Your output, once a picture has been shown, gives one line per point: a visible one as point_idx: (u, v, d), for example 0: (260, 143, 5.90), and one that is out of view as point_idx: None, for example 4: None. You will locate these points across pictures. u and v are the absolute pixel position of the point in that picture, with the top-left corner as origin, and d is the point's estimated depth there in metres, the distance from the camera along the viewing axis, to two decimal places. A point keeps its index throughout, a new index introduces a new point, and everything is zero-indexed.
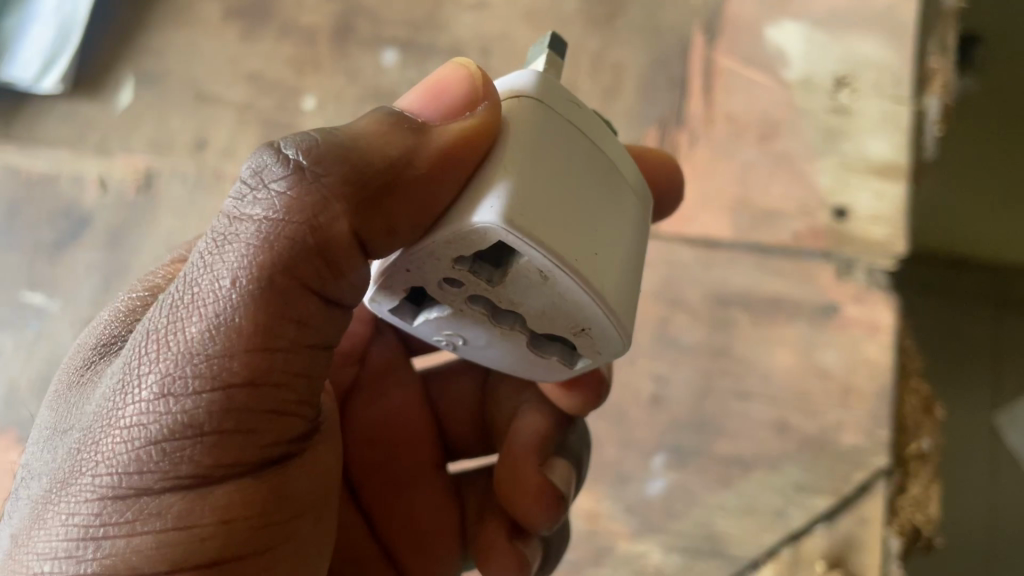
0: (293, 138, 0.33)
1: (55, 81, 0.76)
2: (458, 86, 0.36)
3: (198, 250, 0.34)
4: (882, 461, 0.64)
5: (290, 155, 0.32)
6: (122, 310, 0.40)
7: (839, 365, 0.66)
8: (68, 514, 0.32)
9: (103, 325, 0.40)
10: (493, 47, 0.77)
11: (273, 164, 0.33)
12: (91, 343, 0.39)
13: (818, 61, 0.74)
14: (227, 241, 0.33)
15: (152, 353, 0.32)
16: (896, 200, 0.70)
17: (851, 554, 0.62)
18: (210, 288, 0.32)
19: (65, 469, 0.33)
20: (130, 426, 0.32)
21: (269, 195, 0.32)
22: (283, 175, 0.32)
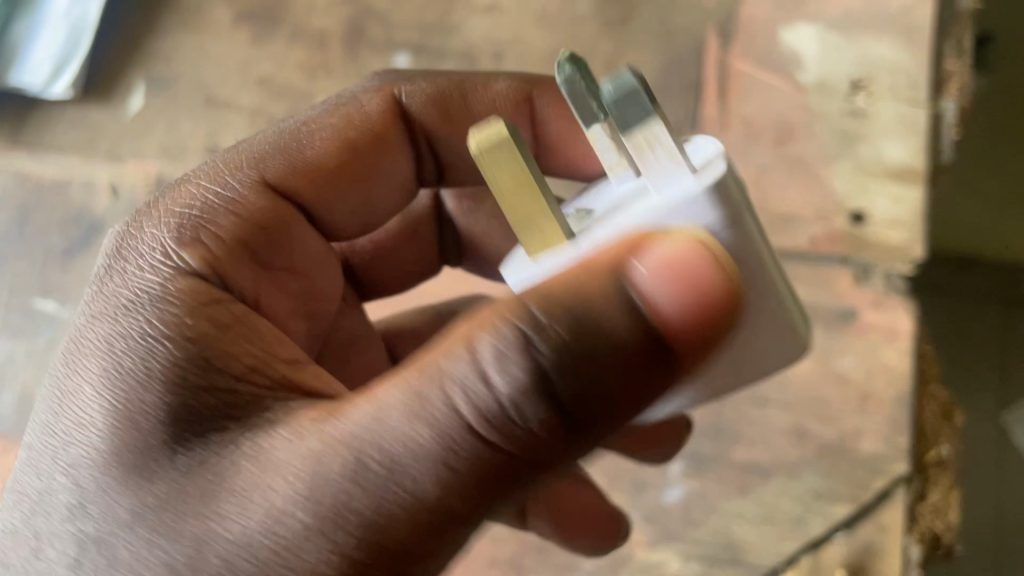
0: (541, 335, 0.34)
1: (66, 86, 0.76)
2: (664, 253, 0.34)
3: (405, 439, 0.35)
4: (903, 468, 0.63)
5: (538, 356, 0.34)
6: (149, 364, 0.41)
7: (856, 371, 0.66)
8: None
9: (126, 374, 0.41)
10: (507, 51, 0.77)
11: (514, 370, 0.34)
12: (162, 388, 0.41)
13: (834, 63, 0.73)
14: (444, 426, 0.35)
15: (342, 526, 0.36)
16: (915, 204, 0.68)
17: (871, 562, 0.62)
18: (428, 490, 0.35)
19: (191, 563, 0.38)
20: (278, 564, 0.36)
21: (506, 394, 0.35)
22: (526, 377, 0.34)
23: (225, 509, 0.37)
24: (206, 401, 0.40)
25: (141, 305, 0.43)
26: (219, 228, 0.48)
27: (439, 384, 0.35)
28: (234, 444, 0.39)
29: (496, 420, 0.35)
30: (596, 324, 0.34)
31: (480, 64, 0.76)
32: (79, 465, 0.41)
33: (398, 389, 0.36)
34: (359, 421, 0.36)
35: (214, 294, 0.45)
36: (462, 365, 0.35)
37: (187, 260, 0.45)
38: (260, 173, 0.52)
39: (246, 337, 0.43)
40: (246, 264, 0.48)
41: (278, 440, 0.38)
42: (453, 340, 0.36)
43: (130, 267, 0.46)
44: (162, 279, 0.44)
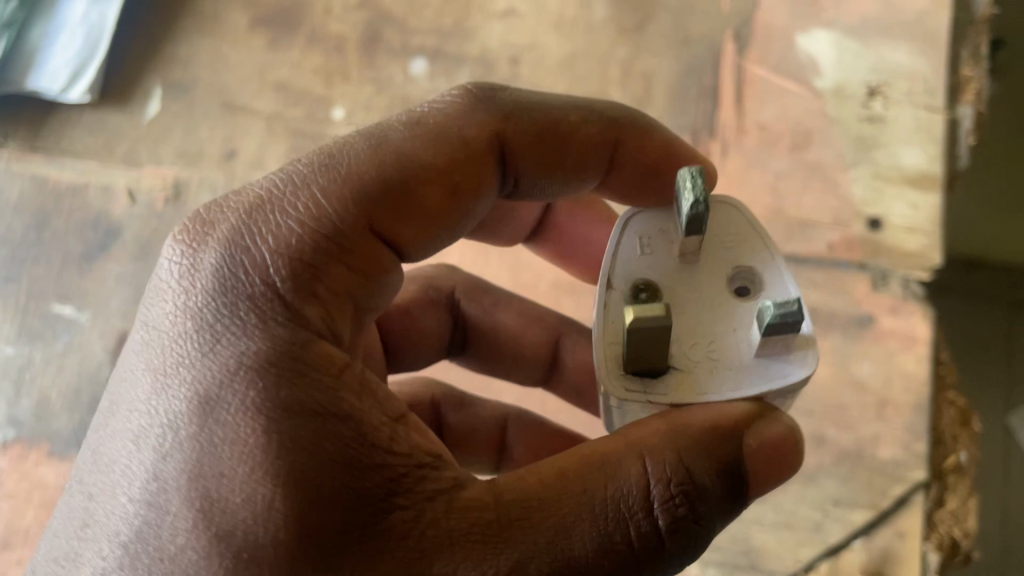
0: (672, 465, 0.39)
1: (82, 91, 0.76)
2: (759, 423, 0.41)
3: (592, 560, 0.37)
4: (920, 474, 0.63)
5: (671, 474, 0.39)
6: (312, 446, 0.37)
7: (874, 378, 0.66)
8: None
9: (292, 463, 0.36)
10: (523, 57, 0.77)
11: (671, 508, 0.39)
12: (311, 466, 0.37)
13: (851, 69, 0.74)
14: (597, 528, 0.38)
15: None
16: (930, 211, 0.69)
17: (891, 568, 0.61)
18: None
19: None
20: None
21: (655, 505, 0.39)
22: (670, 492, 0.39)
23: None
24: (375, 489, 0.37)
25: (280, 370, 0.38)
26: (332, 277, 0.41)
27: (613, 511, 0.38)
28: (418, 542, 0.37)
29: (653, 545, 0.38)
30: (725, 474, 0.40)
31: (497, 70, 0.76)
32: (242, 559, 0.36)
33: (575, 508, 0.38)
34: (543, 536, 0.37)
35: (341, 355, 0.40)
36: (632, 495, 0.39)
37: (306, 310, 0.39)
38: (355, 202, 0.42)
39: (375, 403, 0.40)
40: (349, 311, 0.42)
41: (464, 546, 0.37)
42: (617, 469, 0.39)
43: (250, 320, 0.39)
44: (295, 338, 0.39)
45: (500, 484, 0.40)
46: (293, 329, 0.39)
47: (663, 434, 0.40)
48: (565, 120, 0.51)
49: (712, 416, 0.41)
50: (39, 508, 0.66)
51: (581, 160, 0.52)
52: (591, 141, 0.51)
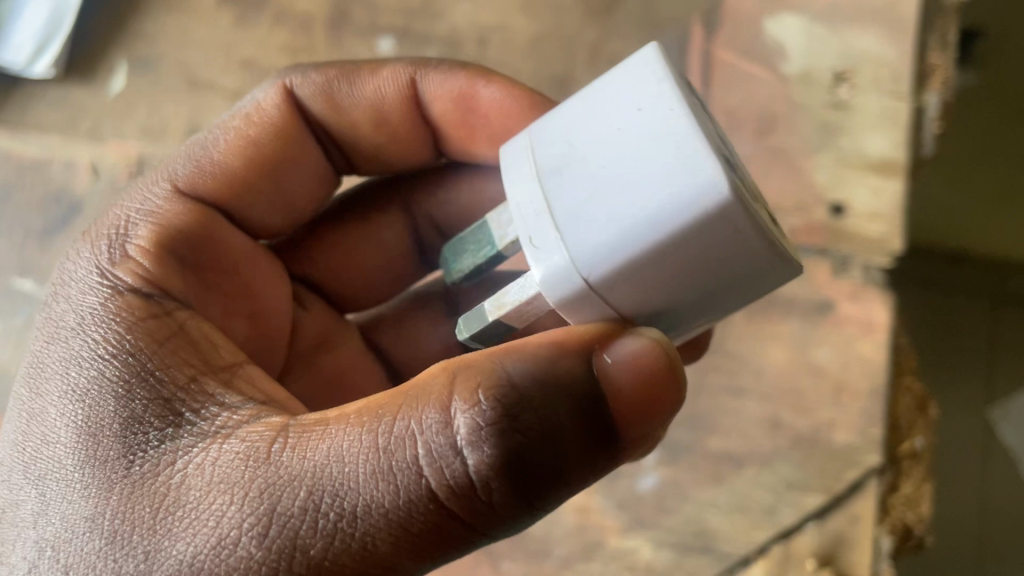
0: (487, 398, 0.35)
1: (47, 66, 0.75)
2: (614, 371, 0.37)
3: (362, 484, 0.36)
4: (874, 459, 0.64)
5: (484, 405, 0.35)
6: (100, 380, 0.42)
7: (833, 363, 0.66)
8: (168, 555, 0.37)
9: (88, 390, 0.42)
10: (491, 37, 0.77)
11: (481, 444, 0.35)
12: (94, 379, 0.42)
13: (819, 54, 0.73)
14: (353, 455, 0.37)
15: (296, 565, 0.36)
16: (893, 197, 0.69)
17: (841, 551, 0.62)
18: (377, 540, 0.36)
19: (143, 528, 0.38)
20: (217, 522, 0.37)
21: (453, 437, 0.35)
22: (477, 424, 0.35)
23: (175, 525, 0.38)
24: (152, 414, 0.41)
25: (92, 324, 0.44)
26: (144, 240, 0.48)
27: (400, 431, 0.36)
28: (183, 431, 0.40)
29: (462, 491, 0.35)
30: (568, 408, 0.36)
31: (463, 52, 0.76)
32: (46, 479, 0.41)
33: (356, 437, 0.37)
34: (314, 460, 0.37)
35: (157, 309, 0.45)
36: (428, 417, 0.36)
37: (122, 280, 0.46)
38: (175, 183, 0.52)
39: (187, 348, 0.44)
40: (175, 270, 0.48)
41: (225, 459, 0.39)
42: (427, 394, 0.37)
43: (77, 285, 0.47)
44: (102, 298, 0.45)
45: (298, 422, 0.39)
46: (104, 290, 0.45)
47: (484, 354, 0.37)
48: (357, 83, 0.56)
49: (555, 339, 0.37)
50: None
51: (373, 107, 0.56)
52: (380, 102, 0.56)
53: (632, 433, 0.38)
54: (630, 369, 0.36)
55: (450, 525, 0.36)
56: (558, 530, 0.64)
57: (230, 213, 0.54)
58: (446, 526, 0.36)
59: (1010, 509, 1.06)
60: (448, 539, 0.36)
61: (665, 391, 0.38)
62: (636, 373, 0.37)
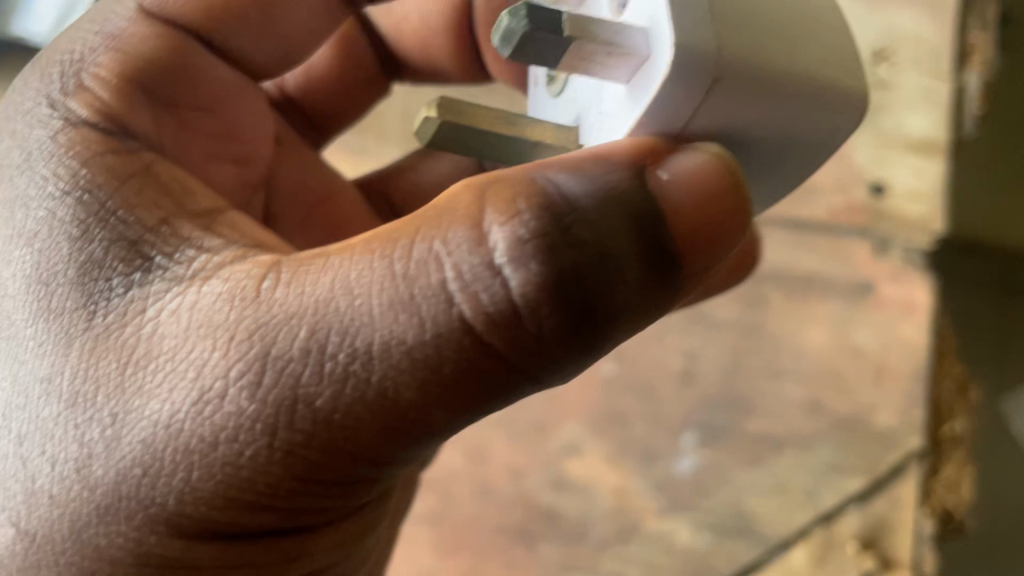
0: (531, 212, 0.28)
1: None
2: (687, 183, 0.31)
3: (379, 320, 0.30)
4: (917, 442, 0.63)
5: (524, 215, 0.28)
6: (50, 222, 0.35)
7: (874, 344, 0.65)
8: (138, 415, 0.32)
9: (31, 234, 0.35)
10: None
11: (525, 260, 0.28)
12: (47, 220, 0.35)
13: (857, 31, 0.72)
14: (363, 289, 0.30)
15: (301, 420, 0.31)
16: (935, 177, 0.68)
17: (883, 535, 0.61)
18: (400, 386, 0.30)
19: (106, 383, 0.32)
20: (196, 378, 0.31)
21: (495, 256, 0.28)
22: (522, 238, 0.28)
23: (145, 379, 0.32)
24: (115, 257, 0.34)
25: (37, 157, 0.36)
26: (105, 70, 0.39)
27: (420, 257, 0.30)
28: (144, 279, 0.33)
29: (504, 323, 0.29)
30: (626, 228, 0.29)
31: None
32: None
33: (367, 268, 0.30)
34: (318, 294, 0.31)
35: (115, 144, 0.36)
36: (456, 239, 0.29)
37: (74, 109, 0.37)
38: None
39: (156, 189, 0.36)
40: (145, 107, 0.40)
41: (210, 305, 0.32)
42: (450, 214, 0.30)
43: (23, 115, 0.38)
44: (52, 129, 0.37)
45: (294, 255, 0.32)
46: (56, 119, 0.37)
47: (520, 169, 0.30)
48: None
49: (594, 152, 0.30)
50: None
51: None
52: None
53: (708, 262, 0.31)
54: (696, 180, 0.31)
55: (487, 362, 0.29)
56: (595, 512, 0.63)
57: (215, 42, 0.45)
58: (484, 364, 0.29)
59: None
60: (482, 395, 0.30)
61: (731, 219, 0.31)
62: (700, 187, 0.31)
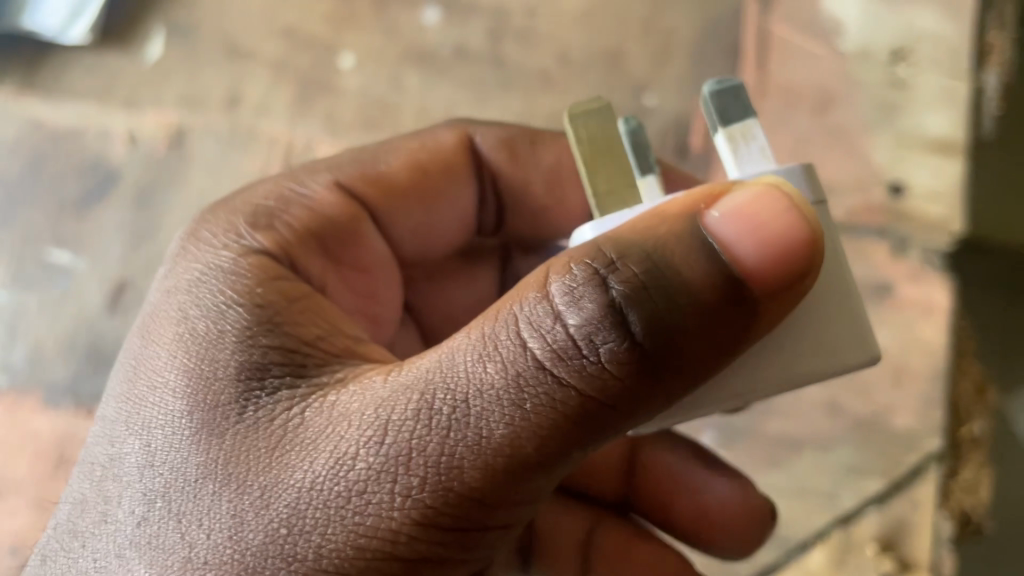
0: (586, 263, 0.32)
1: (84, 30, 0.73)
2: (739, 223, 0.32)
3: (477, 379, 0.33)
4: (935, 444, 0.62)
5: (578, 272, 0.32)
6: (221, 327, 0.40)
7: (892, 345, 0.65)
8: (285, 479, 0.35)
9: (198, 339, 0.40)
10: (540, 7, 0.74)
11: (582, 302, 0.32)
12: (212, 326, 0.40)
13: (875, 32, 0.71)
14: (461, 359, 0.34)
15: (417, 469, 0.33)
16: (955, 178, 0.68)
17: (902, 537, 0.61)
18: (504, 433, 0.33)
19: (260, 454, 0.36)
20: (335, 441, 0.35)
21: (557, 313, 0.32)
22: (586, 293, 0.32)
23: (292, 453, 0.35)
24: (273, 361, 0.39)
25: (213, 280, 0.42)
26: (294, 220, 0.47)
27: (504, 320, 0.34)
28: (298, 379, 0.38)
29: (573, 359, 0.32)
30: (677, 271, 0.32)
31: (512, 23, 0.74)
32: (153, 428, 0.38)
33: (460, 338, 0.35)
34: (431, 365, 0.35)
35: (282, 269, 0.44)
36: (535, 307, 0.33)
37: (260, 241, 0.45)
38: (335, 177, 0.51)
39: (314, 312, 0.42)
40: (316, 255, 0.48)
41: (349, 394, 0.36)
42: (524, 286, 0.34)
43: (202, 248, 0.44)
44: (230, 256, 0.44)
45: None
46: (239, 247, 0.44)
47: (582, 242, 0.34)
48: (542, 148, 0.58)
49: (651, 213, 0.33)
50: (33, 458, 0.65)
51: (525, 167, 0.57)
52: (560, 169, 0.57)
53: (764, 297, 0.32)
54: (742, 215, 0.32)
55: (569, 400, 0.32)
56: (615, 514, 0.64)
57: (376, 222, 0.53)
58: (580, 407, 0.32)
59: None
60: (583, 438, 0.33)
61: (799, 253, 0.32)
62: (748, 225, 0.32)
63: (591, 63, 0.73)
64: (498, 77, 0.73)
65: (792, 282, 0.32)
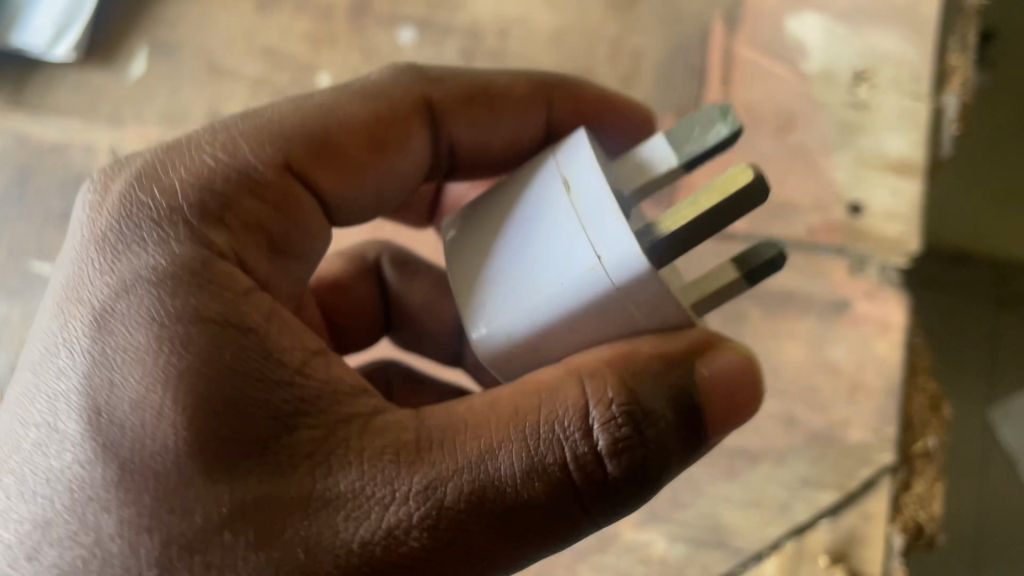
0: (621, 402, 0.40)
1: (68, 50, 0.76)
2: (723, 379, 0.43)
3: (517, 478, 0.39)
4: (889, 458, 0.64)
5: (618, 413, 0.40)
6: (204, 353, 0.40)
7: (847, 360, 0.67)
8: (334, 545, 0.38)
9: (177, 369, 0.39)
10: (511, 28, 0.77)
11: (611, 451, 0.40)
12: (187, 353, 0.40)
13: (840, 54, 0.73)
14: (505, 456, 0.40)
15: (461, 548, 0.39)
16: (912, 198, 0.69)
17: (854, 548, 0.63)
18: (533, 528, 0.40)
19: (300, 515, 0.38)
20: (382, 512, 0.39)
21: (598, 443, 0.40)
22: (622, 431, 0.40)
23: (335, 517, 0.39)
24: (277, 400, 0.40)
25: (175, 286, 0.41)
26: (246, 211, 0.46)
27: (548, 432, 0.40)
28: (310, 430, 0.40)
29: (589, 466, 0.40)
30: (677, 414, 0.42)
31: (485, 44, 0.76)
32: (138, 467, 0.39)
33: (501, 431, 0.40)
34: (470, 455, 0.40)
35: (242, 275, 0.43)
36: (571, 420, 0.40)
37: (212, 239, 0.44)
38: (280, 151, 0.48)
39: (286, 324, 0.43)
40: (262, 243, 0.47)
41: (383, 459, 0.40)
42: (561, 395, 0.41)
43: (149, 241, 0.43)
44: (191, 254, 0.42)
45: (432, 420, 0.42)
46: (194, 249, 0.43)
47: (612, 362, 0.41)
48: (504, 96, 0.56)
49: (662, 351, 0.41)
50: None
51: (519, 109, 0.56)
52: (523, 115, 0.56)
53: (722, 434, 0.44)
54: (725, 377, 0.43)
55: (586, 515, 0.40)
56: None
57: (321, 195, 0.50)
58: (585, 514, 0.40)
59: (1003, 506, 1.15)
60: (577, 524, 0.40)
61: (743, 408, 0.44)
62: (726, 383, 0.43)
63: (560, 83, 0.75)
64: None
65: (735, 415, 0.44)
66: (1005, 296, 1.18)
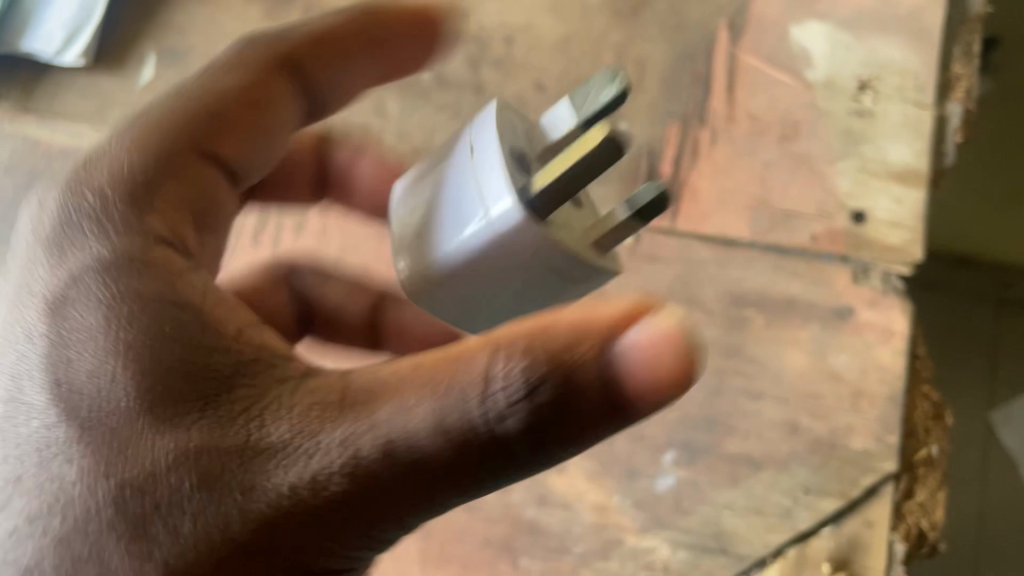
0: (526, 363, 0.37)
1: (77, 55, 0.76)
2: (651, 351, 0.36)
3: (427, 433, 0.38)
4: (892, 465, 0.65)
5: (525, 374, 0.37)
6: (133, 325, 0.43)
7: (850, 368, 0.67)
8: (261, 485, 0.39)
9: (107, 341, 0.43)
10: (517, 36, 0.77)
11: (509, 411, 0.37)
12: (122, 324, 0.43)
13: (843, 62, 0.74)
14: (420, 409, 0.38)
15: (379, 494, 0.39)
16: (914, 207, 0.70)
17: (856, 556, 0.63)
18: (455, 477, 0.39)
19: (222, 458, 0.40)
20: (303, 456, 0.39)
21: (502, 406, 0.37)
22: (523, 394, 0.37)
23: (260, 460, 0.40)
24: (205, 363, 0.42)
25: (114, 271, 0.45)
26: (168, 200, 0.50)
27: (456, 390, 0.38)
28: (241, 386, 0.42)
29: (497, 425, 0.38)
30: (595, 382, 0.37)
31: (491, 51, 0.77)
32: (80, 432, 0.42)
33: (416, 388, 0.38)
34: (386, 409, 0.39)
35: (178, 256, 0.47)
36: (477, 379, 0.38)
37: (152, 225, 0.48)
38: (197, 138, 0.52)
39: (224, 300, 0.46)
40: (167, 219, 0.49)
41: (305, 407, 0.40)
42: (465, 359, 0.38)
43: (90, 234, 0.47)
44: (119, 243, 0.46)
45: (358, 374, 0.41)
46: (126, 236, 0.47)
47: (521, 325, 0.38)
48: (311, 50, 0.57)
49: (580, 318, 0.37)
50: None
51: (367, 49, 0.57)
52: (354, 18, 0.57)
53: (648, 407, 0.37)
54: (653, 354, 0.36)
55: (498, 470, 0.39)
56: (578, 528, 0.65)
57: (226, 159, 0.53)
58: (495, 468, 0.39)
59: (1006, 505, 1.25)
60: (497, 475, 0.39)
61: (685, 372, 0.36)
62: (649, 356, 0.36)
63: (565, 90, 0.75)
64: (475, 103, 0.75)
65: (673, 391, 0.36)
66: (1006, 302, 1.29)
